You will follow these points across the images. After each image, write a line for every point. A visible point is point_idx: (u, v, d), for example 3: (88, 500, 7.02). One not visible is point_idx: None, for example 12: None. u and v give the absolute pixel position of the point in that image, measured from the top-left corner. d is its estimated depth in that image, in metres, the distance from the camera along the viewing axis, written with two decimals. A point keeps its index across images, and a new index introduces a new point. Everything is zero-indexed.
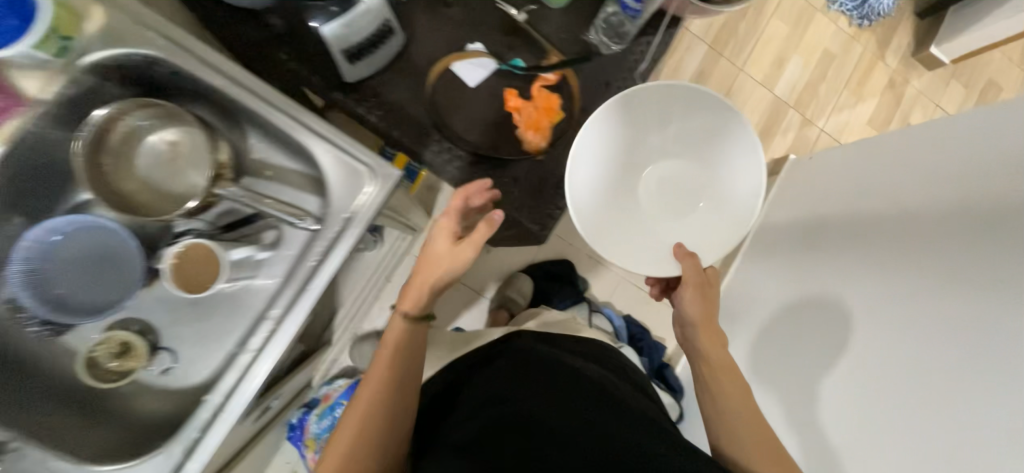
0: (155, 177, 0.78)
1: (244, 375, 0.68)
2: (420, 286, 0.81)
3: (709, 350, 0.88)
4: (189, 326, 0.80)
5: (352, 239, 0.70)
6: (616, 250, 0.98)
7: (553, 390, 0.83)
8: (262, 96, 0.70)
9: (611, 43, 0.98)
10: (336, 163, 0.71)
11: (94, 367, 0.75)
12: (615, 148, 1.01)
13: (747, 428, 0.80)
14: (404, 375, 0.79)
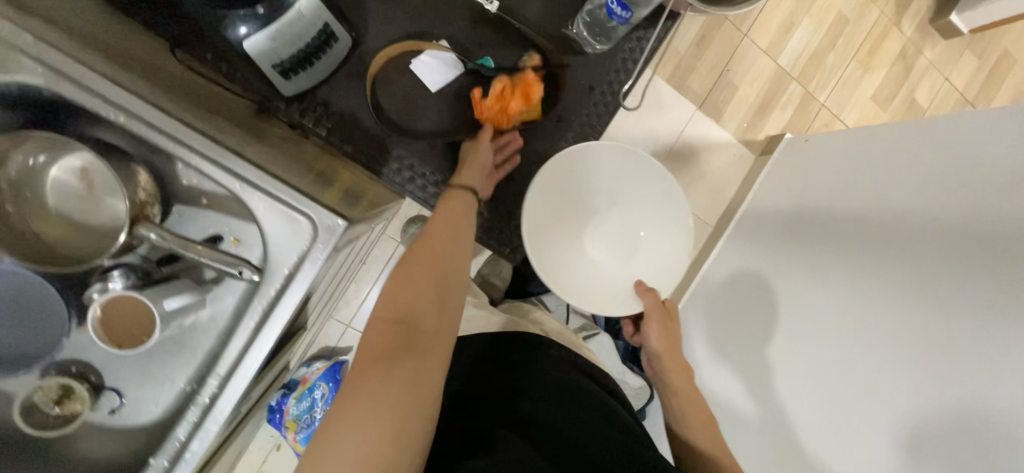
0: (69, 211, 0.69)
1: (189, 442, 0.64)
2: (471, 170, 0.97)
3: (676, 379, 0.99)
4: (132, 365, 0.75)
5: (295, 296, 0.64)
6: (571, 283, 1.12)
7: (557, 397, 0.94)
8: (172, 131, 0.59)
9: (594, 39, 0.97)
10: (268, 208, 0.63)
11: (35, 414, 0.70)
12: (570, 190, 1.12)
13: (711, 443, 0.88)
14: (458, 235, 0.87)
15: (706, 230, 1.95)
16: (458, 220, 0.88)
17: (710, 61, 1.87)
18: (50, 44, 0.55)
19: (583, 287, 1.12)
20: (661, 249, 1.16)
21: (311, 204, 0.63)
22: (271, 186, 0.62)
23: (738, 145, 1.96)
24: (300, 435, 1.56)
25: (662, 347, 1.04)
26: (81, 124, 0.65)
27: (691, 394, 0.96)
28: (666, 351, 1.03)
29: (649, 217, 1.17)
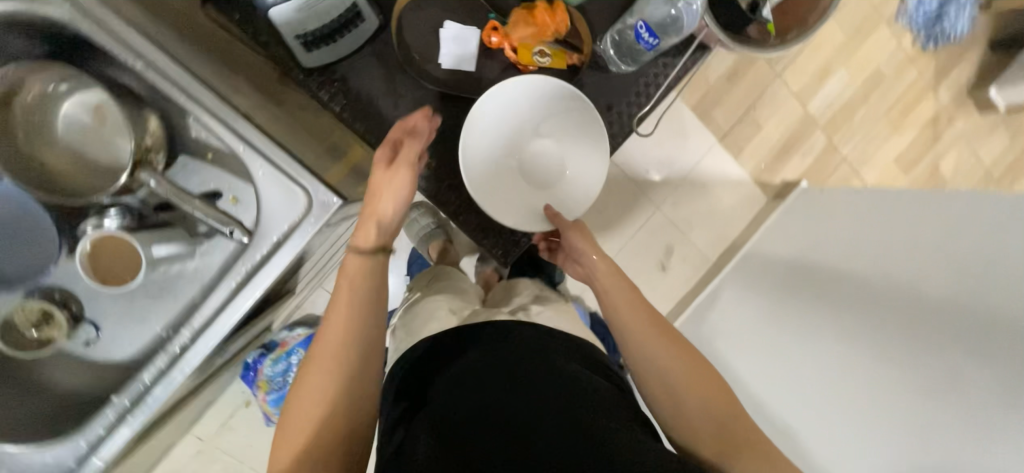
0: (81, 145, 0.71)
1: (152, 390, 0.66)
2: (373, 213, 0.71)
3: (620, 291, 0.73)
4: (113, 303, 0.76)
5: (275, 267, 0.65)
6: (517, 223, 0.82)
7: (528, 365, 0.70)
8: (189, 89, 0.62)
9: (620, 61, 0.84)
10: (265, 176, 0.64)
11: (15, 332, 0.72)
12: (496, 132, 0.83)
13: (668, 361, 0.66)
14: (372, 315, 0.68)
15: (706, 264, 1.94)
16: (366, 293, 0.68)
17: (738, 96, 1.85)
18: None
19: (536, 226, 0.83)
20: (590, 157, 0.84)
21: (310, 179, 0.63)
22: (268, 151, 0.63)
23: (752, 185, 1.94)
24: (271, 397, 1.58)
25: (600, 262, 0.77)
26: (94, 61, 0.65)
27: (637, 300, 0.72)
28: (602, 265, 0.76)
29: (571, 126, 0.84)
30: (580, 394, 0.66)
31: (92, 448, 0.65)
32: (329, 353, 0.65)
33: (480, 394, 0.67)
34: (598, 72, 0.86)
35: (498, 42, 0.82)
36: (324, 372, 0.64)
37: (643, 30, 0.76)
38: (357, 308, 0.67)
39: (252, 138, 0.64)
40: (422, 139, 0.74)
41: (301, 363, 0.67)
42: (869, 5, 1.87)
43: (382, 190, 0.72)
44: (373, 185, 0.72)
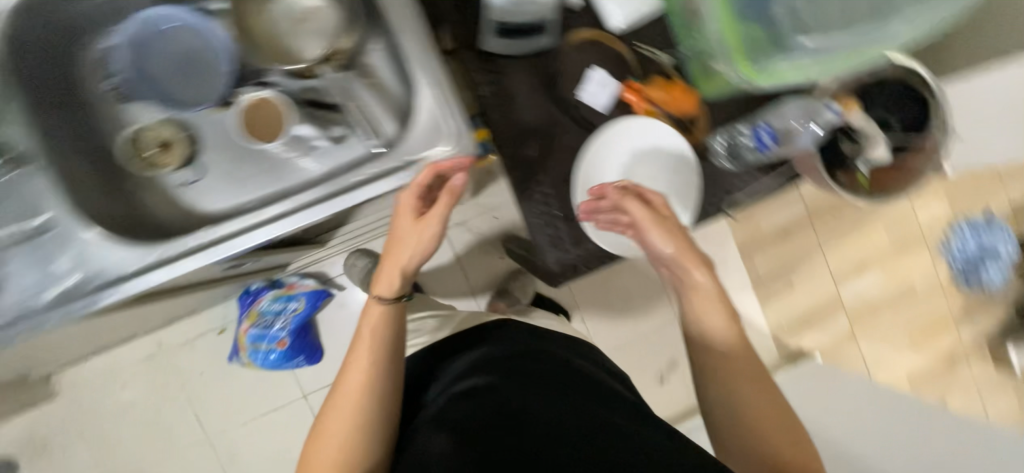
0: (277, 25, 0.79)
1: (229, 238, 0.69)
2: (392, 267, 0.76)
3: (740, 381, 0.74)
4: (224, 158, 0.82)
5: (388, 181, 0.72)
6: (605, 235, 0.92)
7: (512, 365, 0.78)
8: (406, 19, 0.72)
9: (725, 158, 0.94)
10: (429, 108, 0.72)
11: (137, 146, 0.78)
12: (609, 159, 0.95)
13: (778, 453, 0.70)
14: (381, 361, 0.75)
15: None
16: (375, 352, 0.76)
17: (782, 253, 1.96)
18: None
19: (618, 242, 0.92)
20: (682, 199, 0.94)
21: (462, 125, 0.72)
22: (443, 89, 0.72)
23: (768, 338, 1.98)
24: (252, 330, 1.56)
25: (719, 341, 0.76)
26: None
27: (754, 394, 0.74)
28: (729, 350, 0.75)
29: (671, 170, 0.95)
30: (569, 382, 0.76)
31: (161, 264, 0.67)
32: (343, 411, 0.73)
33: (490, 394, 0.73)
34: (701, 159, 0.96)
35: (632, 96, 0.94)
36: (340, 416, 0.73)
37: (765, 134, 0.88)
38: (371, 342, 0.76)
39: (431, 75, 0.72)
40: (451, 197, 0.71)
41: (324, 403, 0.75)
42: (921, 224, 2.02)
43: (405, 241, 0.75)
44: (399, 240, 0.75)
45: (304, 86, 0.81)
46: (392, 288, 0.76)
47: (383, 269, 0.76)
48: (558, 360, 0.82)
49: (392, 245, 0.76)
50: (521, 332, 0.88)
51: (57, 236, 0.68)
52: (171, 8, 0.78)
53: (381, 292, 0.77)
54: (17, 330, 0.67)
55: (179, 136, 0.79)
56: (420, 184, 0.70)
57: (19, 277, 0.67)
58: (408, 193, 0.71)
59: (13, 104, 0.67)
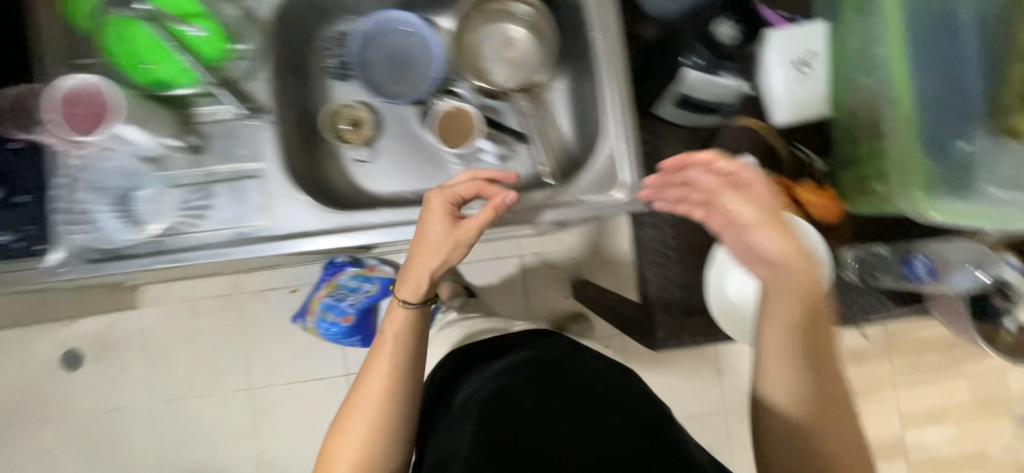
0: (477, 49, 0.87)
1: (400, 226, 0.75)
2: (416, 271, 0.70)
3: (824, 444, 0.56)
4: (400, 146, 0.90)
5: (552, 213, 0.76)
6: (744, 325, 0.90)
7: (545, 384, 0.68)
8: (615, 74, 0.76)
9: (855, 273, 0.95)
10: (609, 156, 0.76)
11: (334, 120, 0.86)
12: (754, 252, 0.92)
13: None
14: (397, 373, 0.70)
15: None
16: (388, 363, 0.70)
17: None
18: None
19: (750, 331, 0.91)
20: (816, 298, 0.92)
21: (638, 180, 0.75)
22: (628, 143, 0.75)
23: None
24: (325, 299, 1.55)
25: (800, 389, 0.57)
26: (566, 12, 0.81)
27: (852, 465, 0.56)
28: (808, 402, 0.56)
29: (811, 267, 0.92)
30: (607, 410, 0.67)
31: (344, 229, 0.74)
32: (357, 423, 0.68)
33: (508, 400, 0.67)
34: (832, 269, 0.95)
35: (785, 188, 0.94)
36: (355, 427, 0.68)
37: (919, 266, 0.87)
38: (396, 347, 0.70)
39: (621, 128, 0.76)
40: (493, 212, 0.70)
41: (342, 405, 0.71)
42: None
43: (430, 247, 0.70)
44: (425, 242, 0.70)
45: (484, 104, 0.90)
46: (413, 294, 0.70)
47: (405, 272, 0.70)
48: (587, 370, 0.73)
49: (416, 249, 0.70)
50: (566, 350, 0.76)
51: (259, 183, 0.74)
52: (405, 14, 0.85)
53: (406, 297, 0.71)
54: (195, 258, 0.70)
55: (368, 118, 0.87)
56: (459, 194, 0.71)
57: (217, 212, 0.72)
58: (441, 197, 0.71)
59: (263, 62, 0.74)
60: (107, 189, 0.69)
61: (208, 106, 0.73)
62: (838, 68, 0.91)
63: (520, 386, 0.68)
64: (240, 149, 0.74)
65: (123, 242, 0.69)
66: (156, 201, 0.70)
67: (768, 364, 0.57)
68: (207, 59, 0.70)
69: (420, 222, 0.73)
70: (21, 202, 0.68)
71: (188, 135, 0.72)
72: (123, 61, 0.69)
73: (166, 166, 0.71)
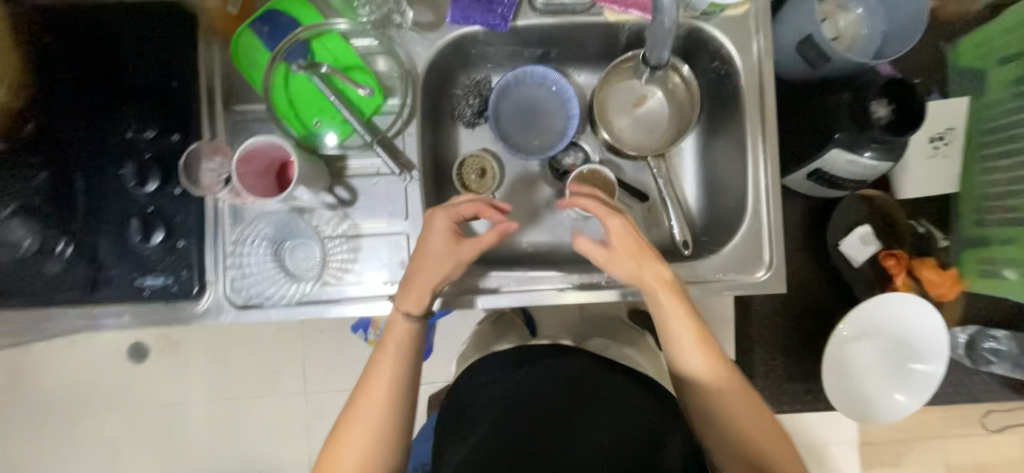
0: (610, 104, 0.86)
1: (535, 292, 0.77)
2: (422, 283, 0.67)
3: (743, 430, 0.61)
4: (520, 198, 0.89)
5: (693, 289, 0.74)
6: (846, 393, 0.91)
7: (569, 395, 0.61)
8: (762, 152, 0.76)
9: (966, 352, 0.93)
10: (750, 234, 0.76)
11: (462, 170, 0.86)
12: (866, 326, 0.91)
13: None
14: (396, 376, 0.66)
15: None
16: (388, 364, 0.66)
17: None
18: (770, 58, 0.75)
19: (854, 401, 0.91)
20: (925, 382, 0.88)
21: (779, 261, 0.74)
22: (771, 223, 0.75)
23: None
24: None
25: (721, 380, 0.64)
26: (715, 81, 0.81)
27: (778, 442, 0.61)
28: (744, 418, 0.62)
29: (918, 347, 0.89)
30: (612, 405, 0.60)
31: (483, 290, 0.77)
32: (358, 429, 0.64)
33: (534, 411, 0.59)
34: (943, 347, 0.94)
35: (900, 264, 0.91)
36: (354, 432, 0.64)
37: None
38: (398, 349, 0.66)
39: (763, 207, 0.76)
40: (499, 235, 0.68)
41: (337, 417, 0.66)
42: None
43: (433, 260, 0.67)
44: (424, 258, 0.67)
45: (605, 160, 0.88)
46: (412, 306, 0.67)
47: (405, 287, 0.67)
48: (594, 368, 0.67)
49: (415, 268, 0.67)
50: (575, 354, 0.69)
51: (400, 239, 0.73)
52: (546, 70, 0.83)
53: (405, 308, 0.68)
54: (338, 310, 0.71)
55: (493, 168, 0.86)
56: (463, 213, 0.68)
57: (359, 266, 0.73)
58: (445, 215, 0.67)
59: (413, 116, 0.74)
60: (265, 240, 0.70)
61: (355, 159, 0.72)
62: (974, 149, 0.90)
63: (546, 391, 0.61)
64: (384, 205, 0.73)
65: (277, 294, 0.71)
66: (307, 253, 0.72)
67: (683, 349, 0.65)
68: (362, 113, 0.71)
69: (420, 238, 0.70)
70: (180, 246, 0.69)
71: (338, 188, 0.72)
72: (288, 115, 0.70)
73: (314, 217, 0.72)
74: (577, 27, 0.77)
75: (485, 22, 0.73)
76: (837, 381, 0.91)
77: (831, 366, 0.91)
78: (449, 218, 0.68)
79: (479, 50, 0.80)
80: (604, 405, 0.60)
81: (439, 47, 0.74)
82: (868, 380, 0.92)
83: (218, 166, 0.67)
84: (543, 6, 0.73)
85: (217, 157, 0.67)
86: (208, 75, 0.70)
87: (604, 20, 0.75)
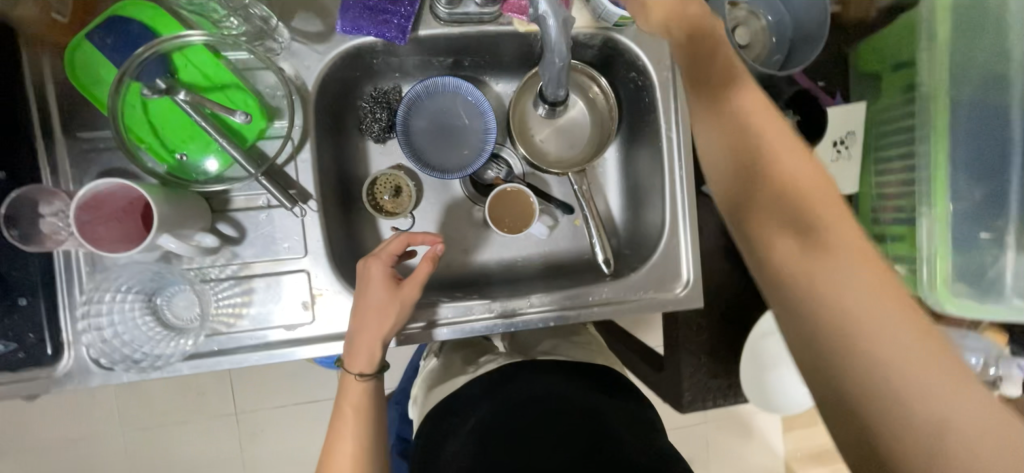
0: (529, 114, 0.82)
1: (458, 326, 0.72)
2: (369, 339, 0.60)
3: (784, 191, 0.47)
4: (439, 216, 0.82)
5: (611, 308, 0.74)
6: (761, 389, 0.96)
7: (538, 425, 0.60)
8: (678, 166, 0.75)
9: None
10: (667, 249, 0.76)
11: (372, 190, 0.77)
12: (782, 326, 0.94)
13: (908, 353, 0.41)
14: (362, 438, 0.60)
15: None
16: (351, 427, 0.60)
17: None
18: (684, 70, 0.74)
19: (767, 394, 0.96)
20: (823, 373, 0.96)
21: (695, 276, 0.75)
22: (688, 238, 0.76)
23: None
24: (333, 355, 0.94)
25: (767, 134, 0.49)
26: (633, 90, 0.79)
27: (825, 201, 0.47)
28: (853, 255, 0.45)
29: None
30: (578, 424, 0.60)
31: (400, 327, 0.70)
32: None
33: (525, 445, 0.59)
34: None
35: None
36: None
37: None
38: (357, 413, 0.60)
39: (680, 221, 0.76)
40: (430, 264, 0.62)
41: None
42: None
43: (376, 314, 0.60)
44: (368, 311, 0.60)
45: (528, 173, 0.84)
46: (364, 365, 0.60)
47: (352, 346, 0.61)
48: (550, 390, 0.65)
49: (360, 322, 0.60)
50: (536, 378, 0.67)
51: (300, 277, 0.66)
52: (458, 81, 0.77)
53: (357, 368, 0.61)
54: (226, 364, 0.63)
55: (408, 188, 0.79)
56: (393, 255, 0.62)
57: (253, 310, 0.65)
58: (378, 262, 0.61)
59: (305, 139, 0.66)
60: (128, 293, 0.60)
61: (240, 188, 0.64)
62: (869, 151, 0.95)
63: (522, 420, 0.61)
64: (279, 242, 0.66)
65: (152, 355, 0.60)
66: (188, 301, 0.62)
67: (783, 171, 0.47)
68: (244, 139, 0.63)
69: (357, 291, 0.63)
70: (21, 305, 0.58)
71: (221, 225, 0.64)
72: (151, 144, 0.60)
73: (192, 260, 0.63)
74: (485, 37, 0.71)
75: (382, 33, 0.66)
76: (754, 380, 0.95)
77: (750, 367, 0.94)
78: (383, 265, 0.61)
79: (382, 59, 0.72)
80: (573, 424, 0.60)
81: (331, 59, 0.66)
82: (780, 374, 0.96)
83: (58, 211, 0.57)
84: (445, 16, 0.67)
85: (58, 200, 0.58)
86: (41, 103, 0.59)
87: (513, 30, 0.70)
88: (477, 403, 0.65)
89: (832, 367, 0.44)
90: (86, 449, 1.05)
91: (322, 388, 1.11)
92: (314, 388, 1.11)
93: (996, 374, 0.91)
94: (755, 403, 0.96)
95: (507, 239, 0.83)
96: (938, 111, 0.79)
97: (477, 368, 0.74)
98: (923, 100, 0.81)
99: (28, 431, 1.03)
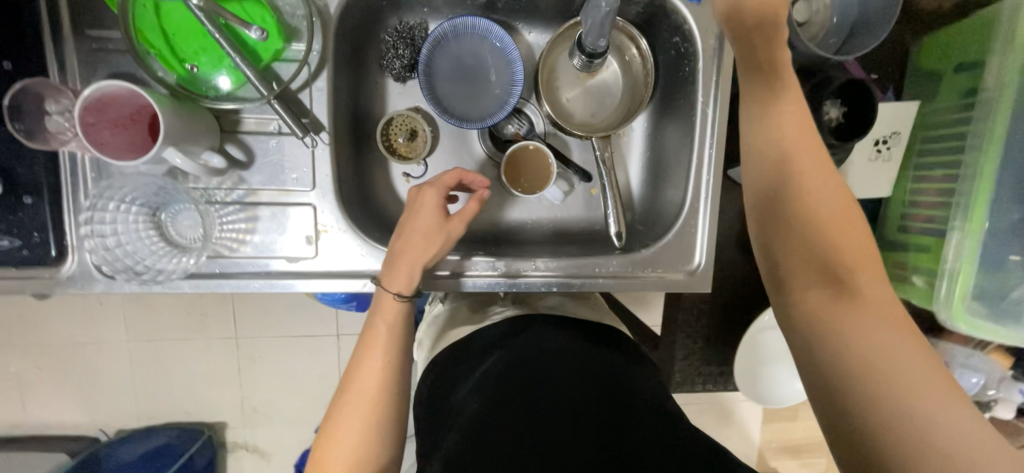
0: (559, 71, 0.77)
1: (460, 279, 0.71)
2: (413, 258, 0.60)
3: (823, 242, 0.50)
4: (451, 165, 0.79)
5: (616, 281, 0.73)
6: (755, 384, 0.96)
7: (554, 365, 0.59)
8: (709, 143, 0.71)
9: None
10: (682, 231, 0.73)
11: (387, 130, 0.74)
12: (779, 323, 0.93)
13: (933, 394, 0.42)
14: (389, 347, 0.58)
15: None
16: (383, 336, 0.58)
17: None
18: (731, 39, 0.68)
19: (764, 389, 0.96)
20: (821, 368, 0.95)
21: (707, 261, 0.73)
22: (706, 221, 0.73)
23: None
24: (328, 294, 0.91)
25: (813, 177, 0.52)
26: (672, 57, 0.74)
27: (848, 221, 0.51)
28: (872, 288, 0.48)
29: None
30: (588, 372, 0.58)
31: None
32: (356, 402, 0.54)
33: (539, 388, 0.56)
34: None
35: None
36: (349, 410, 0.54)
37: None
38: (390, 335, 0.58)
39: (702, 202, 0.73)
40: (479, 204, 0.63)
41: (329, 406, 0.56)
42: None
43: (421, 236, 0.60)
44: (405, 251, 0.60)
45: (550, 132, 0.80)
46: (402, 281, 0.59)
47: (391, 266, 0.60)
48: (563, 343, 0.63)
49: (398, 258, 0.60)
50: (550, 331, 0.66)
51: (305, 211, 0.65)
52: (488, 24, 0.72)
53: (394, 287, 0.59)
54: (222, 287, 0.63)
55: (425, 132, 0.75)
56: (447, 186, 0.62)
57: (257, 238, 0.64)
58: (430, 191, 0.61)
59: (323, 67, 0.63)
60: (132, 205, 0.59)
61: (252, 111, 0.62)
62: (912, 156, 0.89)
63: (541, 362, 0.59)
64: (288, 172, 0.64)
65: (154, 269, 0.60)
66: (192, 222, 0.62)
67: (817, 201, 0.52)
68: (259, 59, 0.60)
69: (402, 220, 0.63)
70: (26, 204, 0.57)
71: (229, 147, 0.62)
72: (161, 50, 0.57)
73: (198, 180, 0.62)
74: None
75: None
76: (749, 376, 0.95)
77: (747, 362, 0.94)
78: (437, 197, 0.61)
79: None
80: (584, 370, 0.58)
81: None
82: (777, 370, 0.96)
83: (65, 110, 0.56)
84: None
85: (65, 99, 0.56)
86: None
87: None
88: (485, 354, 0.64)
89: (843, 376, 0.46)
90: (90, 354, 1.08)
91: (320, 324, 1.13)
92: (314, 323, 1.13)
93: (995, 396, 0.91)
94: (753, 399, 0.96)
95: (519, 198, 0.80)
96: (1000, 118, 0.74)
97: (481, 322, 0.73)
98: (982, 106, 0.76)
99: (38, 328, 1.06)
